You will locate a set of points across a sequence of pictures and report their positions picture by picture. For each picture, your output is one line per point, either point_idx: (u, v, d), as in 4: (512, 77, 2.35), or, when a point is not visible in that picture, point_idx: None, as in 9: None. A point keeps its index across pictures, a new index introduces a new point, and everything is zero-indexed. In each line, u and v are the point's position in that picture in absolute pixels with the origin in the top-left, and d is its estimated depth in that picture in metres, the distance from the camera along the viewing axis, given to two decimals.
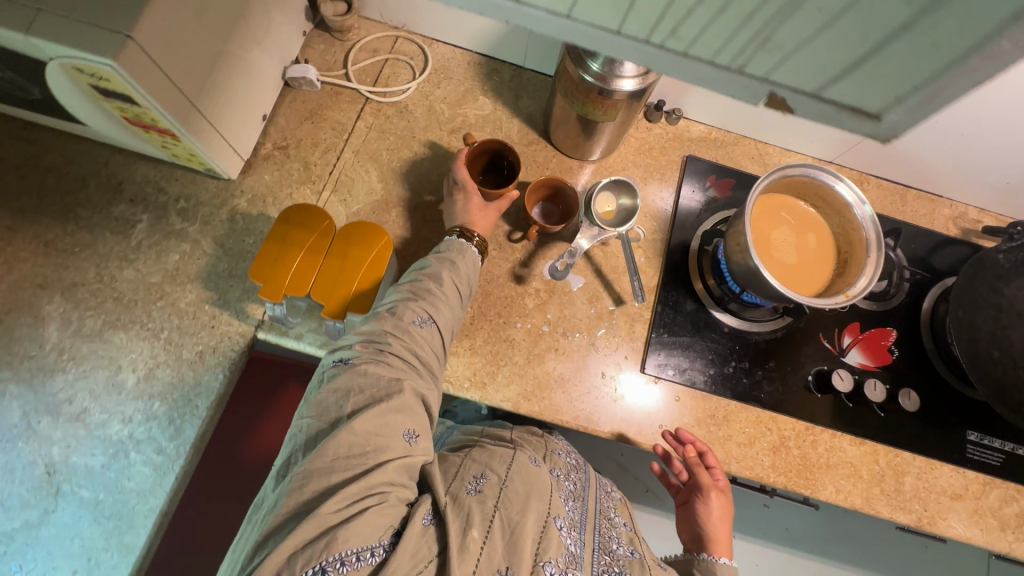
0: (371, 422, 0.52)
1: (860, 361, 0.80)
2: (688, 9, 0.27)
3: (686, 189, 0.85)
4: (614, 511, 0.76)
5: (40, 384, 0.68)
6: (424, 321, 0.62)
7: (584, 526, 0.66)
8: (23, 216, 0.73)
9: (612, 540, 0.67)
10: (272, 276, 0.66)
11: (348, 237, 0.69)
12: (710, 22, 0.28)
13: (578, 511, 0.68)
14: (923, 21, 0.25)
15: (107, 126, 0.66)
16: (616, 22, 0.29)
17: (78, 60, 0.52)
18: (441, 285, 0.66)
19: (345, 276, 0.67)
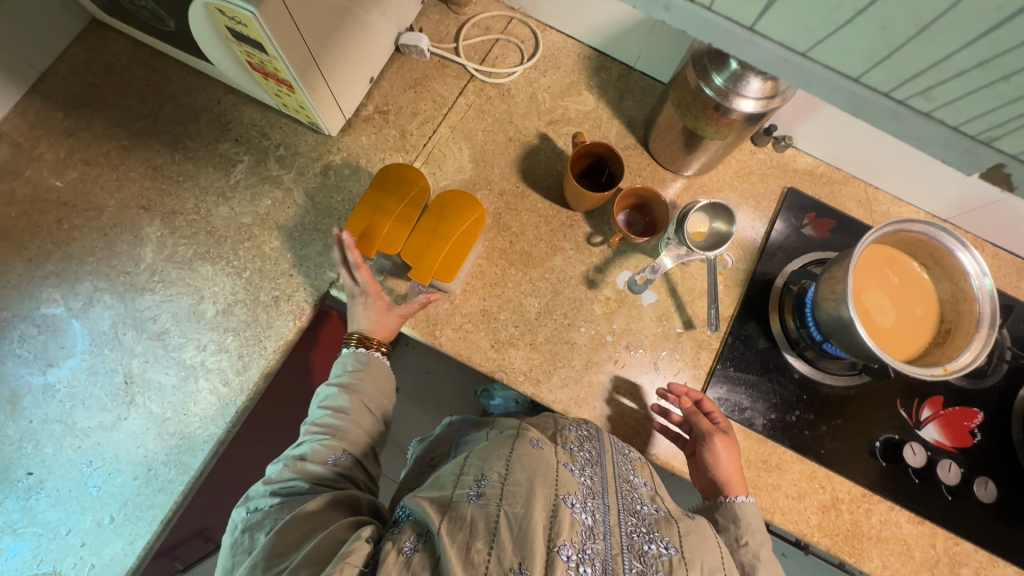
0: (294, 530, 0.53)
1: (936, 437, 0.74)
2: (952, 76, 0.29)
3: (782, 222, 0.80)
4: (634, 472, 0.62)
5: (130, 300, 0.72)
6: (337, 459, 0.64)
7: (604, 493, 0.55)
8: (139, 139, 0.77)
9: (636, 500, 0.57)
10: (365, 236, 0.69)
11: (441, 207, 0.71)
12: (970, 94, 0.30)
13: (597, 478, 0.56)
14: None
15: (229, 67, 0.68)
16: (860, 70, 0.32)
17: (222, 2, 0.53)
18: (355, 404, 0.68)
19: (434, 245, 0.69)
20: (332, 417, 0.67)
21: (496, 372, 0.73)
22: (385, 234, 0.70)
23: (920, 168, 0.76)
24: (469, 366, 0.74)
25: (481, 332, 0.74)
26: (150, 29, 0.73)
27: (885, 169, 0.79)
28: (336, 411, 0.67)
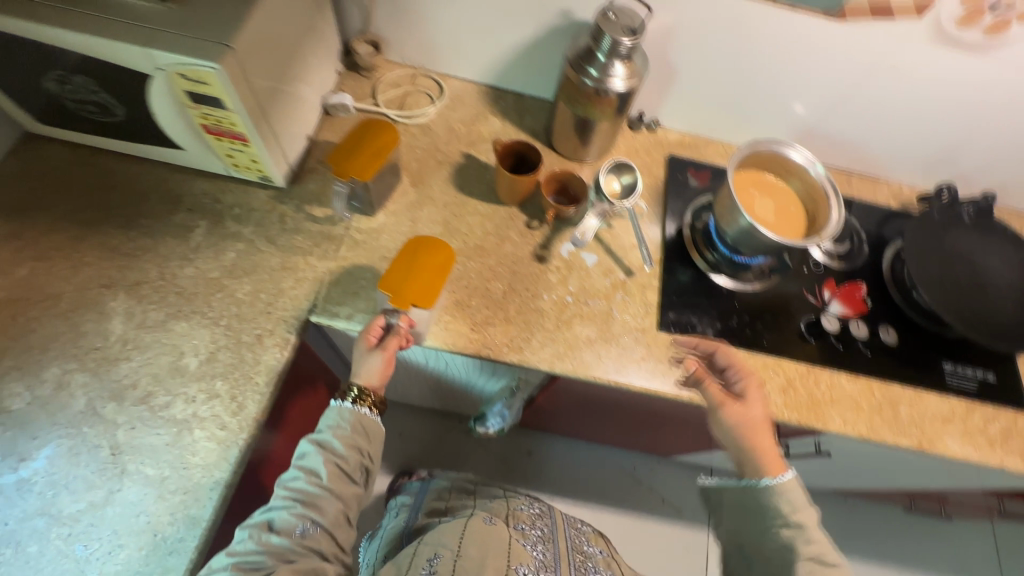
0: None
1: (841, 310, 0.91)
2: None
3: (672, 180, 0.99)
4: (587, 543, 0.91)
5: (105, 373, 0.71)
6: (307, 528, 0.67)
7: (559, 560, 0.79)
8: (90, 227, 0.80)
9: (590, 568, 0.81)
10: (343, 162, 0.77)
11: (418, 245, 0.76)
12: None
13: (549, 549, 0.82)
14: None
15: (182, 138, 0.76)
16: None
17: (186, 66, 0.63)
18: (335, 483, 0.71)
19: (408, 279, 0.74)
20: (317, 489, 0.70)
21: (482, 351, 0.80)
22: (362, 163, 0.77)
23: (751, 116, 1.00)
24: (457, 353, 0.81)
25: (459, 320, 0.82)
26: (93, 126, 0.79)
27: (730, 125, 1.03)
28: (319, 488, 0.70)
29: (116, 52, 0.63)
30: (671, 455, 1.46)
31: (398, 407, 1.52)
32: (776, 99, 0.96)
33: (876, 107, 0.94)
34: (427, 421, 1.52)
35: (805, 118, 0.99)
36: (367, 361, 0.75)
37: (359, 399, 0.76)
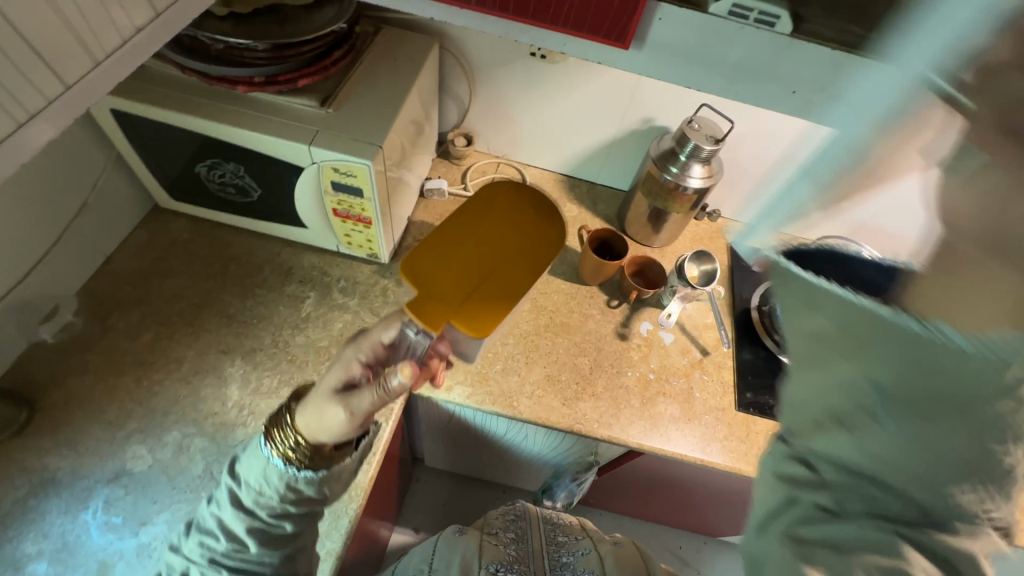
0: None
1: None
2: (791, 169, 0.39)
3: (736, 267, 1.07)
4: (564, 533, 0.81)
5: (223, 436, 0.74)
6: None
7: (530, 560, 0.75)
8: (210, 295, 0.86)
9: (564, 554, 0.75)
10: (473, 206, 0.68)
11: (478, 220, 0.65)
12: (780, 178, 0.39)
13: (521, 550, 0.77)
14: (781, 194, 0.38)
15: (309, 219, 0.83)
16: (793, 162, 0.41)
17: (340, 161, 0.71)
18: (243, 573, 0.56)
19: (469, 274, 0.61)
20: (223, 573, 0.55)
21: (573, 425, 0.83)
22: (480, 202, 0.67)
23: None
24: (549, 427, 0.84)
25: (551, 394, 0.86)
26: (225, 204, 0.87)
27: None
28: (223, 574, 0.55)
29: (280, 148, 0.71)
30: (719, 535, 1.43)
31: (441, 475, 1.50)
32: None
33: None
34: (470, 492, 1.50)
35: None
36: (326, 420, 0.53)
37: (292, 450, 0.55)
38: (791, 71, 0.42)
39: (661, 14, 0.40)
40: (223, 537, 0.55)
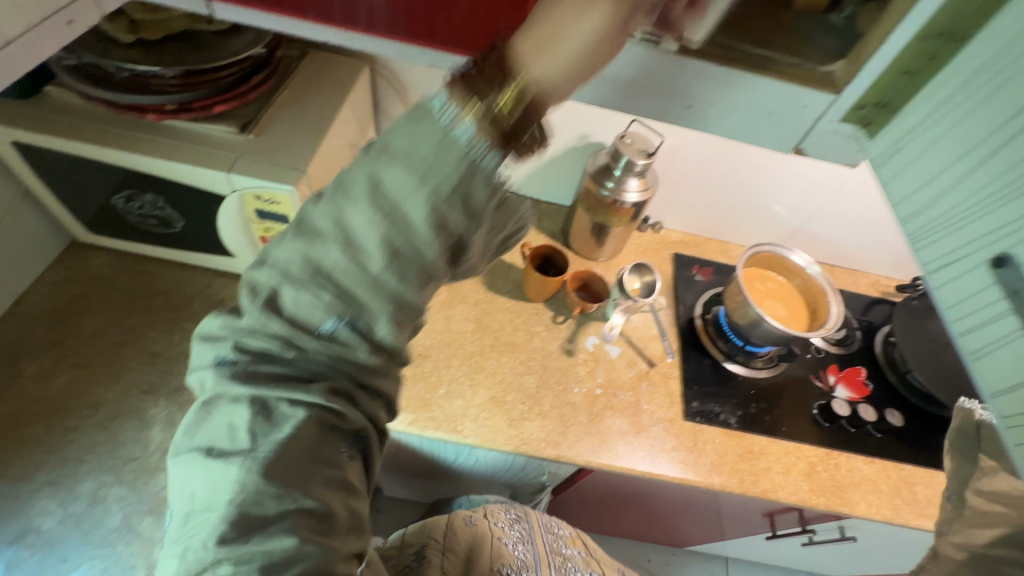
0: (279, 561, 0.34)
1: (847, 394, 0.98)
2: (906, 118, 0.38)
3: (680, 276, 1.08)
4: (565, 545, 0.87)
5: (143, 485, 0.70)
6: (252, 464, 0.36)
7: (538, 564, 0.79)
8: (132, 332, 0.81)
9: (570, 570, 0.81)
10: None
11: None
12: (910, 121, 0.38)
13: (529, 552, 0.80)
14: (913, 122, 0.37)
15: (238, 248, 0.80)
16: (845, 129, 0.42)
17: (261, 188, 0.69)
18: (287, 456, 0.37)
19: None
20: (261, 424, 0.37)
21: (520, 446, 0.82)
22: None
23: (744, 219, 1.12)
24: (496, 449, 0.82)
25: (497, 415, 0.84)
26: (148, 235, 0.83)
27: (726, 226, 1.14)
28: (264, 425, 0.37)
29: (198, 177, 0.69)
30: (686, 545, 1.42)
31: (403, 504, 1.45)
32: (764, 204, 1.08)
33: (852, 213, 1.06)
34: None
35: (791, 220, 1.11)
36: (575, 26, 0.33)
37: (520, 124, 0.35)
38: (680, 87, 0.43)
39: None
40: (322, 284, 0.36)
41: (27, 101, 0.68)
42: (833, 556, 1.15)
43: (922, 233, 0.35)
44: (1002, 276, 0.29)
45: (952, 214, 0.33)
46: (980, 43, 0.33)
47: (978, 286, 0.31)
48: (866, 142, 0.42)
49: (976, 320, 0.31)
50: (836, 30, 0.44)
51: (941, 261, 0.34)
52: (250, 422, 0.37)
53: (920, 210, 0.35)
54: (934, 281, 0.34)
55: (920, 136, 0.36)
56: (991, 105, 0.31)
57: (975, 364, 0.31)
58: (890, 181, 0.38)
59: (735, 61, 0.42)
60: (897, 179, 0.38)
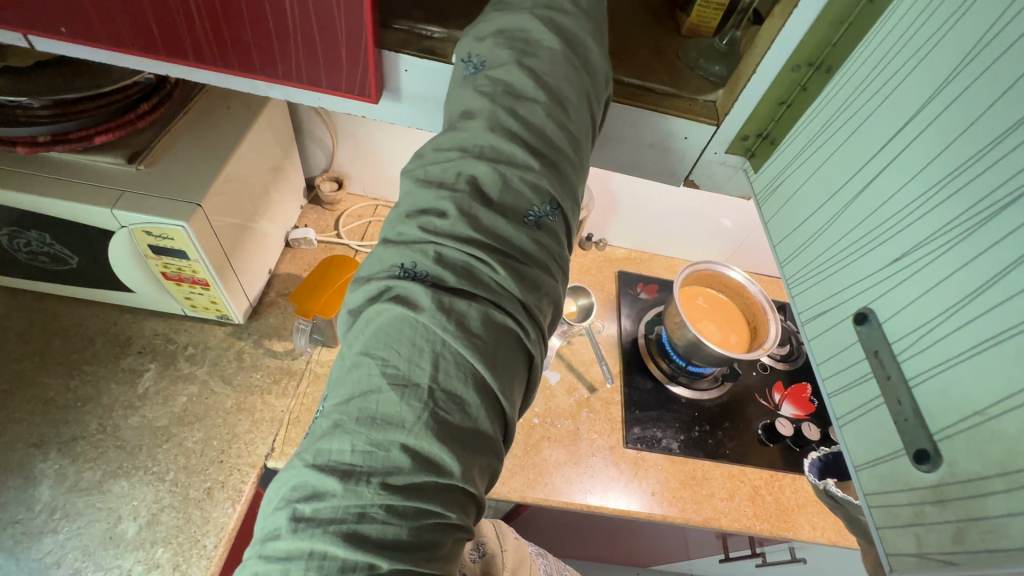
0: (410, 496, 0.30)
1: (792, 412, 0.96)
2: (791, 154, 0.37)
3: (624, 295, 1.06)
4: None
5: (24, 550, 0.64)
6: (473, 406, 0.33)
7: None
8: (24, 378, 0.75)
9: None
10: None
11: None
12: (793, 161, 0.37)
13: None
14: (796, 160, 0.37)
15: (140, 285, 0.75)
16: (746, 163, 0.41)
17: (151, 224, 0.64)
18: (461, 419, 0.31)
19: None
20: (452, 366, 0.32)
21: None
22: None
23: (687, 235, 1.11)
24: None
25: None
26: (42, 273, 0.77)
27: (670, 243, 1.13)
28: (463, 375, 0.32)
29: (80, 214, 0.64)
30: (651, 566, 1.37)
31: None
32: (705, 219, 1.06)
33: None
34: None
35: (735, 235, 1.10)
36: None
37: None
38: None
39: (404, 65, 0.43)
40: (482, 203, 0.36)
41: None
42: None
43: (800, 278, 0.36)
44: (865, 334, 0.30)
45: (825, 261, 0.33)
46: (850, 78, 0.33)
47: (847, 341, 0.31)
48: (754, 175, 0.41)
49: (848, 376, 0.32)
50: (717, 55, 0.43)
51: (815, 310, 0.34)
52: (450, 366, 0.32)
53: (798, 254, 0.36)
54: (808, 328, 0.35)
55: (794, 176, 0.37)
56: (855, 152, 0.32)
57: (844, 429, 0.31)
58: (770, 220, 0.38)
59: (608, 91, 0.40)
60: (776, 219, 0.38)
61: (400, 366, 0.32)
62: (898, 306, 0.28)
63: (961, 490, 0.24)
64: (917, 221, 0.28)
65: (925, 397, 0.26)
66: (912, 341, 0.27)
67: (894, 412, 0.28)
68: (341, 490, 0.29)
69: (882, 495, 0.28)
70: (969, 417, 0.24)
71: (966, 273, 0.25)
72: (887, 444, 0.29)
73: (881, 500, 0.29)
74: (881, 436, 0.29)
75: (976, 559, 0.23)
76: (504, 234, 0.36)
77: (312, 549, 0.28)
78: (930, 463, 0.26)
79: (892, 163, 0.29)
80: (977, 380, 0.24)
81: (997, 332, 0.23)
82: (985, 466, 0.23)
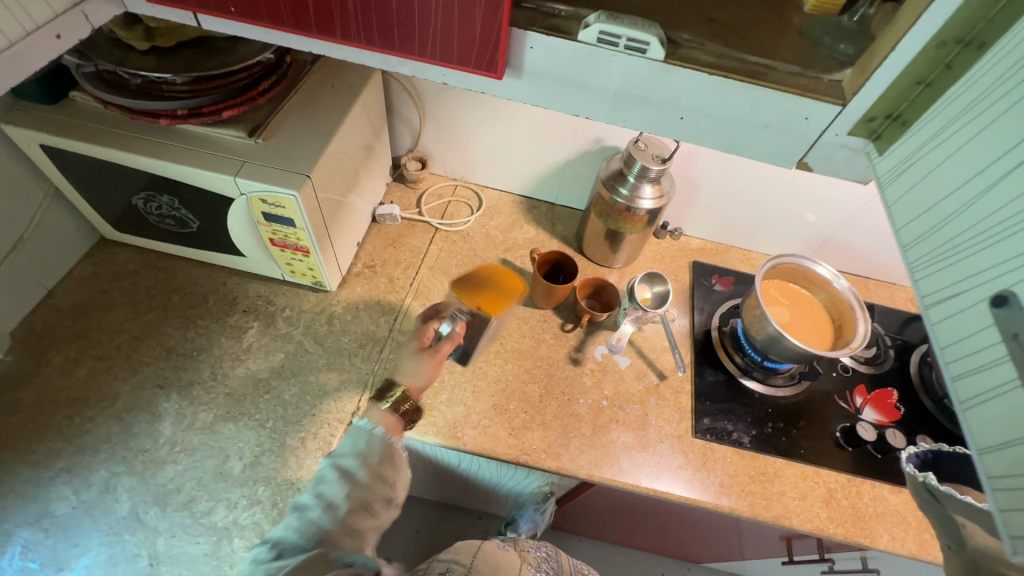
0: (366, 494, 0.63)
1: (875, 417, 0.91)
2: (927, 132, 0.34)
3: (699, 286, 1.04)
4: None
5: (151, 476, 0.73)
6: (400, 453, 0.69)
7: None
8: (150, 327, 0.85)
9: None
10: None
11: None
12: (927, 139, 0.34)
13: None
14: (930, 140, 0.34)
15: (251, 249, 0.82)
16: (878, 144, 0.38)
17: (266, 192, 0.70)
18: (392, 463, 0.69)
19: None
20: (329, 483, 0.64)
21: (520, 456, 0.81)
22: None
23: (770, 228, 1.07)
24: (495, 459, 0.81)
25: (498, 424, 0.83)
26: (168, 234, 0.86)
27: (750, 235, 1.09)
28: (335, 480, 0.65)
29: (207, 181, 0.71)
30: (703, 562, 1.35)
31: (414, 502, 1.41)
32: (791, 212, 1.02)
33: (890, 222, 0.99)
34: (448, 516, 1.40)
35: (823, 231, 1.05)
36: None
37: None
38: (672, 99, 0.40)
39: (529, 42, 0.39)
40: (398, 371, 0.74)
41: (56, 107, 0.72)
42: None
43: (923, 263, 0.33)
44: (1004, 315, 0.26)
45: (952, 243, 0.31)
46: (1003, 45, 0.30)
47: (978, 324, 0.28)
48: (877, 158, 0.39)
49: (973, 362, 0.28)
50: (845, 33, 0.41)
51: (943, 293, 0.31)
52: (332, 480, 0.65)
53: (921, 237, 0.33)
54: (928, 315, 0.32)
55: (934, 154, 0.33)
56: (996, 129, 0.29)
57: (966, 417, 0.28)
58: (895, 202, 0.36)
59: (730, 68, 0.38)
60: (907, 202, 0.35)
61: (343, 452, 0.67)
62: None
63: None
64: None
65: None
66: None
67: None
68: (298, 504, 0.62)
69: (1010, 486, 0.25)
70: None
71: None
72: (1019, 430, 0.25)
73: (1005, 483, 0.26)
74: (1013, 423, 0.25)
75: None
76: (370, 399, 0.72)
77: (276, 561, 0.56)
78: None
79: None
80: None
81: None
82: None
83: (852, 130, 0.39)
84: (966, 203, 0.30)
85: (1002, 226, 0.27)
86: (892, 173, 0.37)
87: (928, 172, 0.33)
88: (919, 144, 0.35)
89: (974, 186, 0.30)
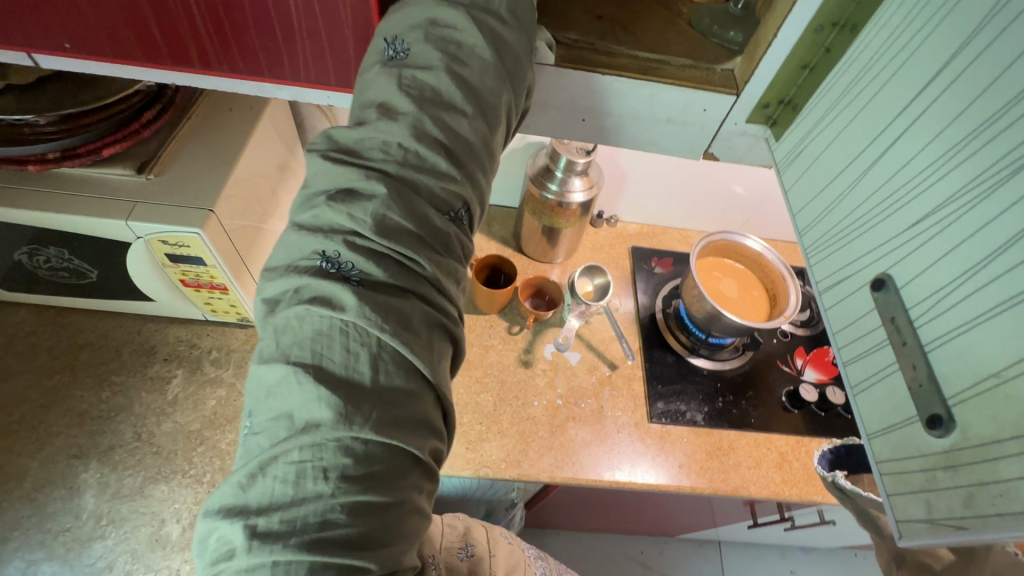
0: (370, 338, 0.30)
1: (815, 376, 0.95)
2: (811, 119, 0.36)
3: (639, 271, 1.05)
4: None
5: (77, 557, 0.66)
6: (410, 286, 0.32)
7: None
8: (56, 393, 0.76)
9: None
10: None
11: None
12: (812, 125, 0.36)
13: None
14: (814, 128, 0.36)
15: (162, 292, 0.76)
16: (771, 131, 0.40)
17: (165, 232, 0.65)
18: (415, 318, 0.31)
19: None
20: (391, 364, 0.30)
21: (479, 470, 0.79)
22: None
23: (700, 205, 1.09)
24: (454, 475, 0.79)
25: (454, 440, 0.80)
26: (64, 287, 0.78)
27: (683, 214, 1.11)
28: (402, 370, 0.30)
29: (95, 228, 0.64)
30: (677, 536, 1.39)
31: None
32: (717, 187, 1.04)
33: None
34: None
35: (749, 203, 1.08)
36: None
37: None
38: (570, 101, 0.40)
39: None
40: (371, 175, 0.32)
41: None
42: (815, 538, 1.14)
43: (819, 246, 0.35)
44: (880, 300, 0.29)
45: (844, 227, 0.33)
46: (869, 33, 0.31)
47: (864, 308, 0.31)
48: (774, 145, 0.40)
49: (862, 346, 0.31)
50: (731, 21, 0.40)
51: (832, 279, 0.34)
52: (390, 365, 0.30)
53: (817, 221, 0.35)
54: (826, 297, 0.34)
55: (815, 141, 0.35)
56: (875, 114, 0.30)
57: (858, 397, 0.32)
58: (790, 189, 0.37)
59: (623, 67, 0.38)
60: (796, 186, 0.37)
61: (416, 250, 0.32)
62: (916, 271, 0.28)
63: (975, 455, 0.24)
64: (935, 183, 0.27)
65: (940, 361, 0.26)
66: (929, 305, 0.27)
67: (909, 377, 0.28)
68: (298, 375, 0.28)
69: (893, 463, 0.29)
70: (985, 378, 0.24)
71: (990, 230, 0.24)
72: (901, 411, 0.29)
73: (892, 466, 0.29)
74: (896, 404, 0.29)
75: (985, 523, 0.24)
76: (458, 112, 0.34)
77: (242, 511, 0.27)
78: (943, 428, 0.26)
79: (917, 124, 0.28)
80: (992, 340, 0.24)
81: (1013, 292, 0.23)
82: (998, 430, 0.23)
83: (743, 119, 0.40)
84: (854, 187, 0.32)
85: (887, 209, 0.29)
86: (784, 160, 0.38)
87: (815, 155, 0.35)
88: (805, 131, 0.36)
89: (859, 170, 0.31)
